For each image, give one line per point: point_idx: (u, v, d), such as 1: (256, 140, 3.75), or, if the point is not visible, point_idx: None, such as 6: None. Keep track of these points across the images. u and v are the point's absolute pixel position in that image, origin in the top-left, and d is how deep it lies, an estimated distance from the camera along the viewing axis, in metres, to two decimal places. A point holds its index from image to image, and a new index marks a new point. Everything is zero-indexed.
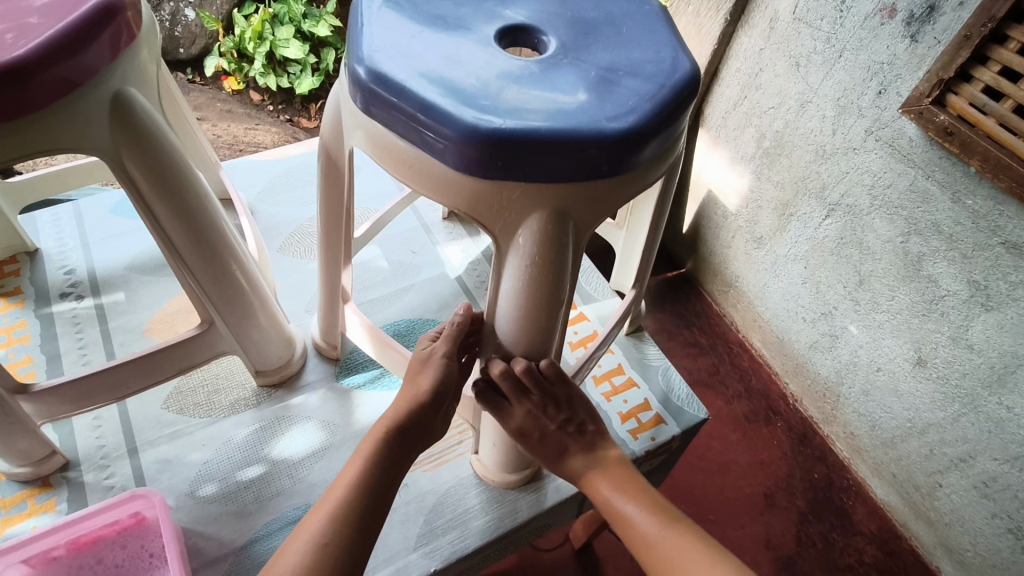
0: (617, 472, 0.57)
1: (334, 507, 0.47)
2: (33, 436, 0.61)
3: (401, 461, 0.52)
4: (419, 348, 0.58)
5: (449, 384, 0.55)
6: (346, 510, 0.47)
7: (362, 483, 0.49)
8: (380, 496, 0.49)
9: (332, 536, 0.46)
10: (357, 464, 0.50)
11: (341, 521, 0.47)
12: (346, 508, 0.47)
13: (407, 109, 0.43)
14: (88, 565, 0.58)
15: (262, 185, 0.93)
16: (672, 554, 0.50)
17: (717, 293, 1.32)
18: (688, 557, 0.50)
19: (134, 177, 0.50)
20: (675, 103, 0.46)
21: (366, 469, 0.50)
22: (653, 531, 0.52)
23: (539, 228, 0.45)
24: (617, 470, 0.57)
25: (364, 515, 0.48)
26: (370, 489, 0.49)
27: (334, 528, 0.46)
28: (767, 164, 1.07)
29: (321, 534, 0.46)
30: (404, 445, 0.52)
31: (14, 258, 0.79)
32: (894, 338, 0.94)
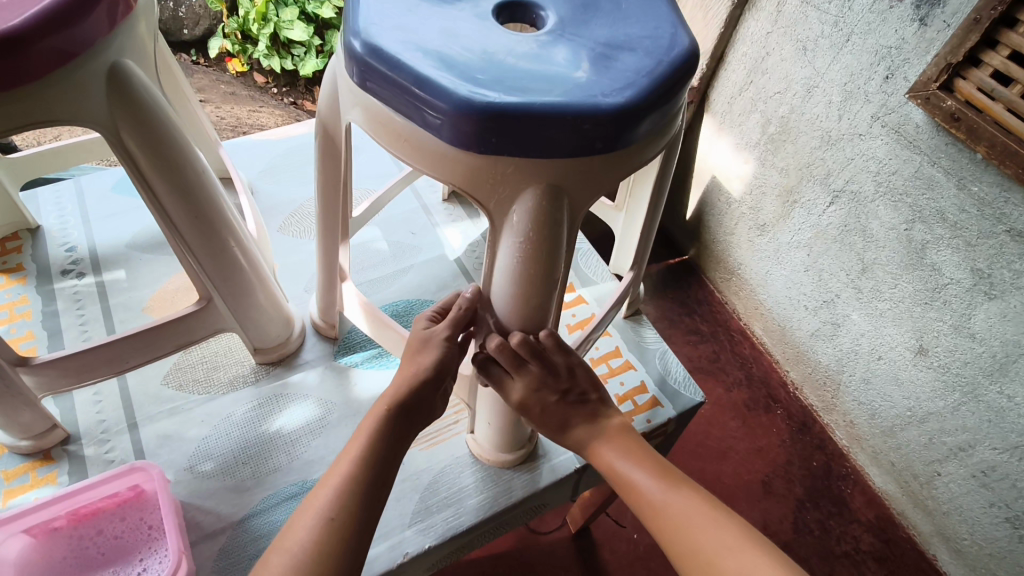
0: (621, 440, 0.56)
1: (341, 481, 0.47)
2: (34, 409, 0.61)
3: (404, 437, 0.52)
4: (417, 328, 0.57)
5: (448, 365, 0.55)
6: (353, 484, 0.47)
7: (368, 458, 0.49)
8: (386, 471, 0.50)
9: (339, 511, 0.46)
10: (362, 440, 0.50)
11: (349, 496, 0.47)
12: (354, 482, 0.47)
13: (402, 84, 0.43)
14: (89, 535, 0.59)
15: (262, 166, 0.93)
16: (681, 516, 0.49)
17: (719, 280, 1.32)
18: (697, 521, 0.48)
19: (132, 152, 0.50)
20: (673, 79, 0.45)
21: (370, 445, 0.50)
22: (660, 496, 0.51)
23: (534, 204, 0.45)
24: (620, 439, 0.56)
25: (370, 489, 0.48)
26: (375, 464, 0.49)
27: (342, 502, 0.46)
28: (772, 150, 1.06)
29: (329, 508, 0.46)
30: (407, 421, 0.53)
31: (15, 234, 0.79)
32: (896, 326, 0.94)
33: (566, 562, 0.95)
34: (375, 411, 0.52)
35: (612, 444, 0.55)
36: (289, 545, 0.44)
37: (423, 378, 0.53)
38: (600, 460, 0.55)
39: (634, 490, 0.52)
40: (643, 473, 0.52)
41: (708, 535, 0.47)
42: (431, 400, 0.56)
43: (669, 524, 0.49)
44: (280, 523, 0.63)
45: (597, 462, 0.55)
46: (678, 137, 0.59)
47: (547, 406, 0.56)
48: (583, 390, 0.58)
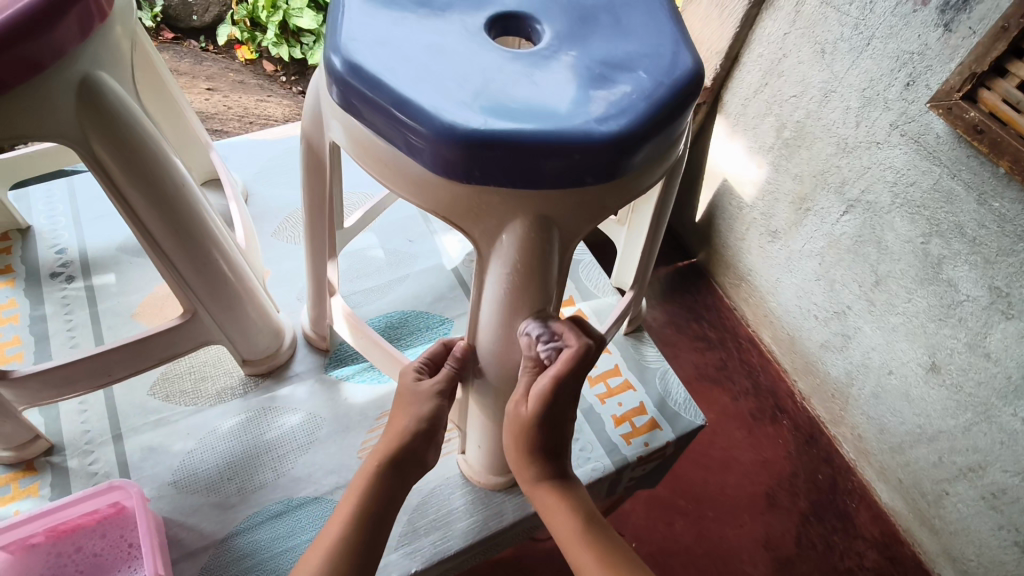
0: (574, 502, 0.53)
1: (330, 546, 0.48)
2: (15, 420, 0.60)
3: (396, 493, 0.52)
4: (403, 379, 0.56)
5: (440, 415, 0.54)
6: (340, 550, 0.48)
7: (358, 520, 0.49)
8: (376, 533, 0.50)
9: None
10: (354, 499, 0.50)
11: (336, 562, 0.47)
12: (343, 546, 0.48)
13: (382, 105, 0.40)
14: (67, 553, 0.58)
15: (259, 167, 0.91)
16: None
17: (728, 286, 1.29)
18: None
19: (105, 163, 0.48)
20: (674, 103, 0.43)
21: (362, 504, 0.50)
22: None
23: (522, 235, 0.42)
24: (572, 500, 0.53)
25: (357, 552, 0.48)
26: (366, 526, 0.49)
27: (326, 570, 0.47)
28: (787, 155, 1.02)
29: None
30: (399, 476, 0.52)
31: (6, 235, 0.78)
32: (908, 342, 0.91)
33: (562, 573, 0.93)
34: (368, 467, 0.52)
35: (570, 515, 0.52)
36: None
37: (415, 433, 0.52)
38: (557, 525, 0.52)
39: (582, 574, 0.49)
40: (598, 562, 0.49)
41: None
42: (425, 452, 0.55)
43: None
44: (264, 541, 0.61)
45: (553, 524, 0.52)
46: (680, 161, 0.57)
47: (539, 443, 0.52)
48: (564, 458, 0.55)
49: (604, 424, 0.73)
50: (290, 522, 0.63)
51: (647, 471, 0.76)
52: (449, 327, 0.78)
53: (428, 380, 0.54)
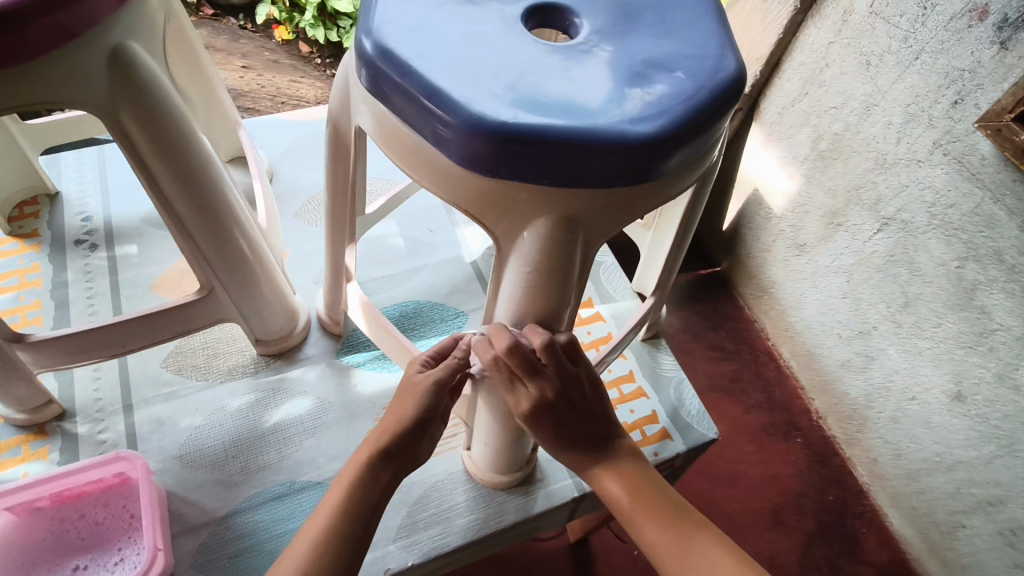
0: (629, 472, 0.50)
1: (317, 536, 0.46)
2: (31, 384, 0.61)
3: (387, 485, 0.49)
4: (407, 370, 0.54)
5: (437, 407, 0.52)
6: (330, 536, 0.46)
7: (345, 510, 0.47)
8: (365, 523, 0.48)
9: (312, 570, 0.45)
10: (342, 487, 0.48)
11: (325, 552, 0.45)
12: (330, 536, 0.46)
13: (412, 93, 0.39)
14: (71, 519, 0.58)
15: (284, 147, 0.90)
16: None
17: (750, 297, 1.26)
18: None
19: (132, 137, 0.47)
20: (713, 108, 0.41)
21: (350, 494, 0.48)
22: (670, 549, 0.46)
23: (545, 234, 0.41)
24: (629, 470, 0.50)
25: (347, 540, 0.46)
26: (354, 516, 0.47)
27: (315, 555, 0.45)
28: (822, 168, 0.99)
29: (304, 560, 0.45)
30: (389, 468, 0.50)
31: (34, 199, 0.78)
32: (933, 368, 0.88)
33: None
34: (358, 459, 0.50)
35: (626, 484, 0.49)
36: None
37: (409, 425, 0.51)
38: (609, 495, 0.49)
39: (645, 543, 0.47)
40: (660, 524, 0.47)
41: None
42: (416, 447, 0.52)
43: None
44: (263, 522, 0.62)
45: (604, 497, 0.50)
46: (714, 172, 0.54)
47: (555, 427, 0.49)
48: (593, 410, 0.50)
49: None
50: (290, 504, 0.63)
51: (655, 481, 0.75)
52: (463, 321, 0.77)
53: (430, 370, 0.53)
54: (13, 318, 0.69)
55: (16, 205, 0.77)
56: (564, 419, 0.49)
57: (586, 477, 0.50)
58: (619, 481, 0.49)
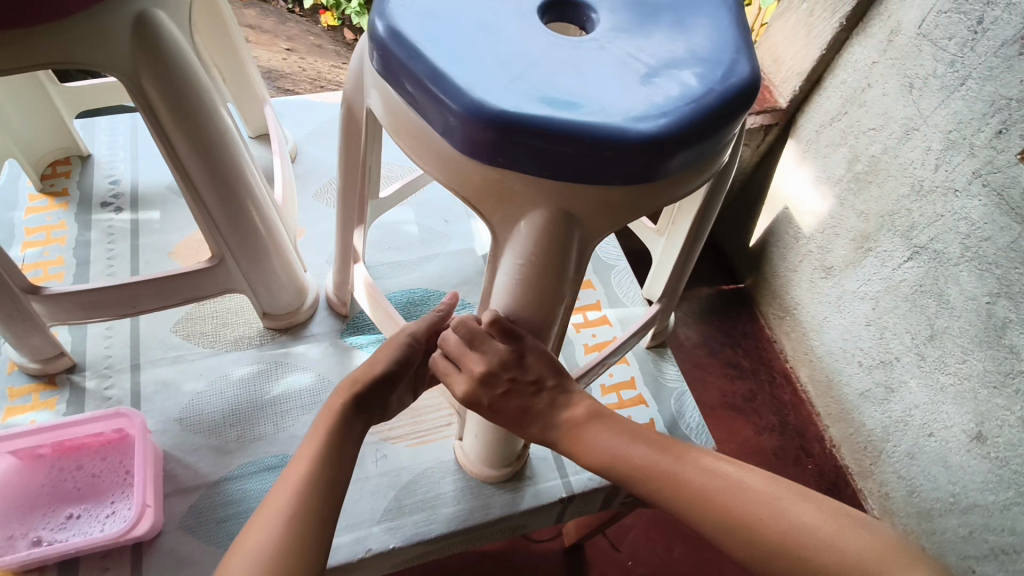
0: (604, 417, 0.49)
1: (299, 479, 0.45)
2: (44, 335, 0.63)
3: (359, 434, 0.50)
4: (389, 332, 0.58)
5: (409, 364, 0.55)
6: (312, 481, 0.45)
7: (325, 453, 0.47)
8: (343, 466, 0.47)
9: (298, 509, 0.44)
10: (319, 434, 0.48)
11: (310, 492, 0.45)
12: (313, 477, 0.45)
13: (418, 76, 0.39)
14: (69, 469, 0.60)
15: (310, 129, 0.92)
16: (705, 480, 0.43)
17: (772, 317, 1.24)
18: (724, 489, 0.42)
19: (153, 103, 0.48)
20: (721, 112, 0.40)
21: (327, 438, 0.48)
22: (661, 461, 0.45)
23: (541, 227, 0.41)
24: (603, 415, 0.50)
25: (329, 485, 0.46)
26: (333, 459, 0.47)
27: (300, 500, 0.44)
28: (855, 191, 0.96)
29: (289, 506, 0.44)
30: (360, 419, 0.51)
31: (67, 159, 0.81)
32: (955, 406, 0.85)
33: None
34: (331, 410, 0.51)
35: (604, 424, 0.49)
36: (251, 545, 0.42)
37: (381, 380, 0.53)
38: (590, 442, 0.48)
39: (637, 469, 0.46)
40: (644, 446, 0.46)
41: (744, 497, 0.42)
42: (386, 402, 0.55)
43: (691, 496, 0.43)
44: (252, 491, 0.63)
45: (586, 449, 0.48)
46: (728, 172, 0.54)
47: (502, 395, 0.49)
48: (540, 377, 0.49)
49: None
50: None
51: None
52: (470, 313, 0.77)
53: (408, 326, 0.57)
54: (36, 272, 0.72)
55: (50, 164, 0.80)
56: (504, 392, 0.49)
57: (562, 435, 0.49)
58: (593, 434, 0.48)
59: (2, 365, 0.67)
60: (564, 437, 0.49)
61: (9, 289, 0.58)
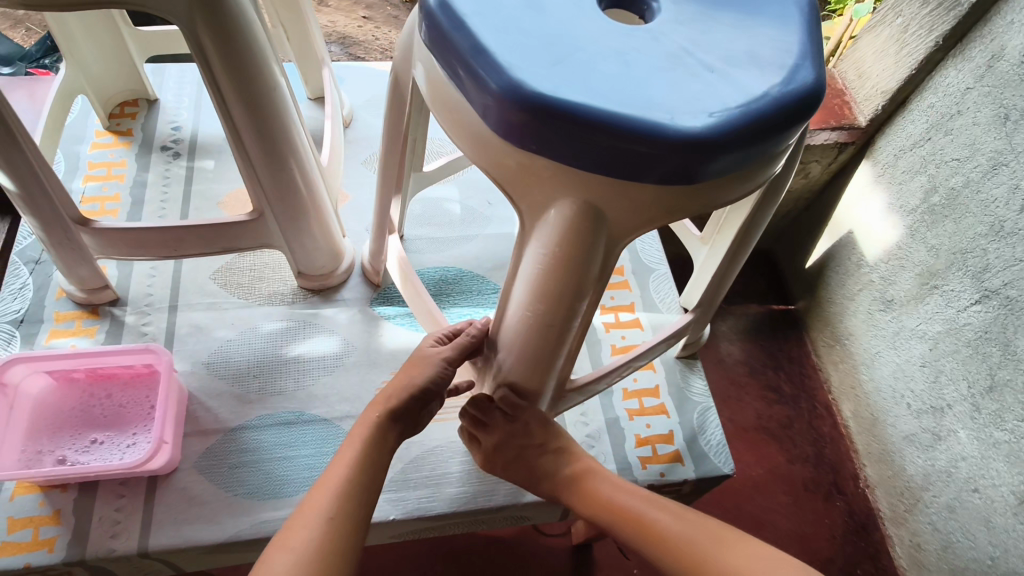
0: (612, 477, 0.58)
1: (338, 485, 0.50)
2: (91, 265, 0.66)
3: (393, 442, 0.54)
4: (423, 344, 0.58)
5: (441, 386, 0.56)
6: (350, 487, 0.50)
7: (361, 462, 0.51)
8: (378, 473, 0.52)
9: (338, 513, 0.48)
10: (357, 442, 0.53)
11: (346, 498, 0.49)
12: (352, 485, 0.50)
13: (460, 47, 0.39)
14: (98, 396, 0.63)
15: (368, 96, 0.92)
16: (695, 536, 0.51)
17: (821, 345, 1.18)
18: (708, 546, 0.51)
19: (207, 52, 0.49)
20: (774, 120, 0.37)
21: (365, 449, 0.52)
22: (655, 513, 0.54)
23: (569, 217, 0.40)
24: (611, 475, 0.58)
25: (364, 492, 0.50)
26: (368, 469, 0.51)
27: (340, 505, 0.49)
28: (928, 223, 0.90)
29: (329, 509, 0.48)
30: (395, 429, 0.55)
31: (135, 101, 0.84)
32: (1008, 464, 0.78)
33: (557, 573, 0.87)
34: (367, 420, 0.55)
35: (610, 481, 0.57)
36: (295, 540, 0.47)
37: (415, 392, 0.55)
38: (596, 496, 0.57)
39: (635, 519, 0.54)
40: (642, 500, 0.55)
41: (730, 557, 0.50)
42: (416, 412, 0.57)
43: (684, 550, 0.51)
44: (267, 443, 0.64)
45: (586, 505, 0.57)
46: (782, 181, 0.51)
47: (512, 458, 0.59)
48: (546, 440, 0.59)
49: (624, 441, 0.70)
50: (296, 433, 0.65)
51: None
52: None
53: (443, 347, 0.57)
54: (94, 206, 0.75)
55: (118, 104, 0.83)
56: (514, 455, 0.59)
57: (572, 485, 0.58)
58: (595, 486, 0.57)
59: (51, 290, 0.71)
60: (573, 486, 0.58)
61: (60, 219, 0.60)
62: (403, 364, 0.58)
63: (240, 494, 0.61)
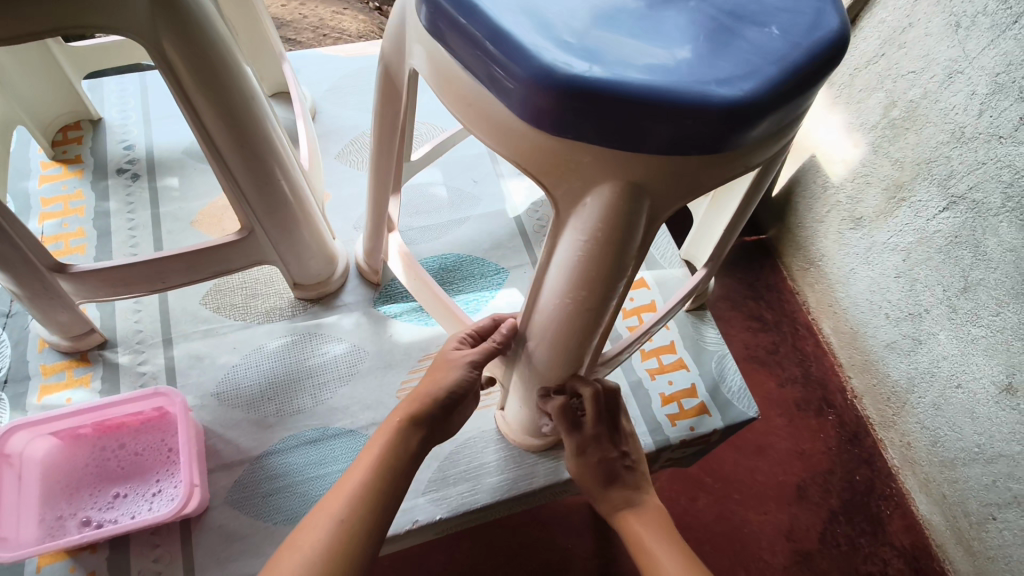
0: (654, 516, 0.55)
1: (353, 489, 0.48)
2: (73, 311, 0.62)
3: (420, 450, 0.52)
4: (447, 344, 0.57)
5: (469, 386, 0.54)
6: (367, 493, 0.47)
7: (381, 466, 0.49)
8: (400, 481, 0.50)
9: (350, 516, 0.46)
10: (377, 446, 0.50)
11: (362, 503, 0.47)
12: (369, 489, 0.48)
13: (477, 38, 0.36)
14: (111, 448, 0.59)
15: (328, 84, 0.87)
16: None
17: (795, 268, 1.12)
18: None
19: (175, 65, 0.45)
20: (808, 72, 0.37)
21: (385, 454, 0.50)
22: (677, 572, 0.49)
23: (608, 201, 0.38)
24: (654, 514, 0.55)
25: (383, 498, 0.48)
26: (388, 475, 0.49)
27: (354, 510, 0.47)
28: (890, 137, 0.86)
29: (341, 513, 0.46)
30: (422, 435, 0.52)
31: (78, 124, 0.78)
32: (986, 356, 0.77)
33: (580, 532, 0.84)
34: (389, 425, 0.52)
35: (655, 523, 0.54)
36: (304, 543, 0.45)
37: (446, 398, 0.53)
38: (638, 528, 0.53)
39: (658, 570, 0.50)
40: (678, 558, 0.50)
41: None
42: (444, 420, 0.55)
43: None
44: (296, 465, 0.62)
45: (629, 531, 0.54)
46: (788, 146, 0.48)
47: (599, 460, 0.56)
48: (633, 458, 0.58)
49: (650, 402, 0.71)
50: (323, 449, 0.63)
51: (687, 454, 0.74)
52: (504, 278, 0.75)
53: (468, 350, 0.55)
54: (57, 244, 0.69)
55: (60, 129, 0.77)
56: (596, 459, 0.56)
57: (613, 512, 0.55)
58: (636, 524, 0.54)
59: (31, 342, 0.66)
60: (614, 514, 0.55)
61: (35, 269, 0.55)
62: (428, 368, 0.56)
63: (279, 521, 0.59)
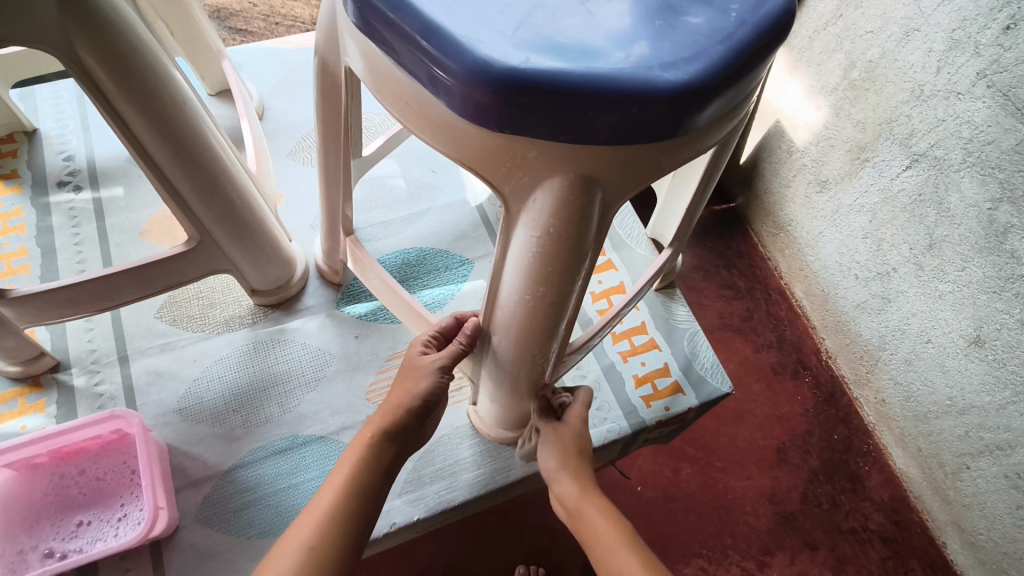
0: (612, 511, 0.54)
1: (323, 513, 0.47)
2: (20, 337, 0.59)
3: (392, 463, 0.51)
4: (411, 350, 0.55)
5: (438, 394, 0.53)
6: (336, 516, 0.47)
7: (351, 488, 0.48)
8: (371, 500, 0.49)
9: (319, 543, 0.46)
10: (347, 468, 0.49)
11: (331, 528, 0.47)
12: (338, 513, 0.47)
13: (408, 33, 0.34)
14: (70, 475, 0.57)
15: (276, 78, 0.84)
16: None
17: (766, 234, 1.12)
18: None
19: (96, 77, 0.42)
20: (756, 49, 0.35)
21: (356, 474, 0.49)
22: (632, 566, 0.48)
23: (560, 195, 0.37)
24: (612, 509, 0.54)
25: (354, 520, 0.48)
26: (360, 496, 0.48)
27: (323, 535, 0.46)
28: (852, 98, 0.85)
29: (309, 538, 0.46)
30: (393, 449, 0.51)
31: (12, 137, 0.74)
32: (954, 311, 0.77)
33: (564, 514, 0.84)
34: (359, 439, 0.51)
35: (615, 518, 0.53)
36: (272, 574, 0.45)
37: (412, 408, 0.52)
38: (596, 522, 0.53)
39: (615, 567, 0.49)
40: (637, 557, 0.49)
41: None
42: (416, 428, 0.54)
43: None
44: (268, 476, 0.61)
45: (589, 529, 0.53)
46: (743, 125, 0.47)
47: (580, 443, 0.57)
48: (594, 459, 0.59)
49: (624, 384, 0.70)
50: (295, 458, 0.62)
51: (664, 433, 0.74)
52: (469, 270, 0.73)
53: (434, 354, 0.54)
54: None
55: None
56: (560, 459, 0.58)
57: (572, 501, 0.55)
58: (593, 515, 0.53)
59: None
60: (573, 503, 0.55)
61: None
62: (396, 376, 0.55)
63: (253, 535, 0.57)
